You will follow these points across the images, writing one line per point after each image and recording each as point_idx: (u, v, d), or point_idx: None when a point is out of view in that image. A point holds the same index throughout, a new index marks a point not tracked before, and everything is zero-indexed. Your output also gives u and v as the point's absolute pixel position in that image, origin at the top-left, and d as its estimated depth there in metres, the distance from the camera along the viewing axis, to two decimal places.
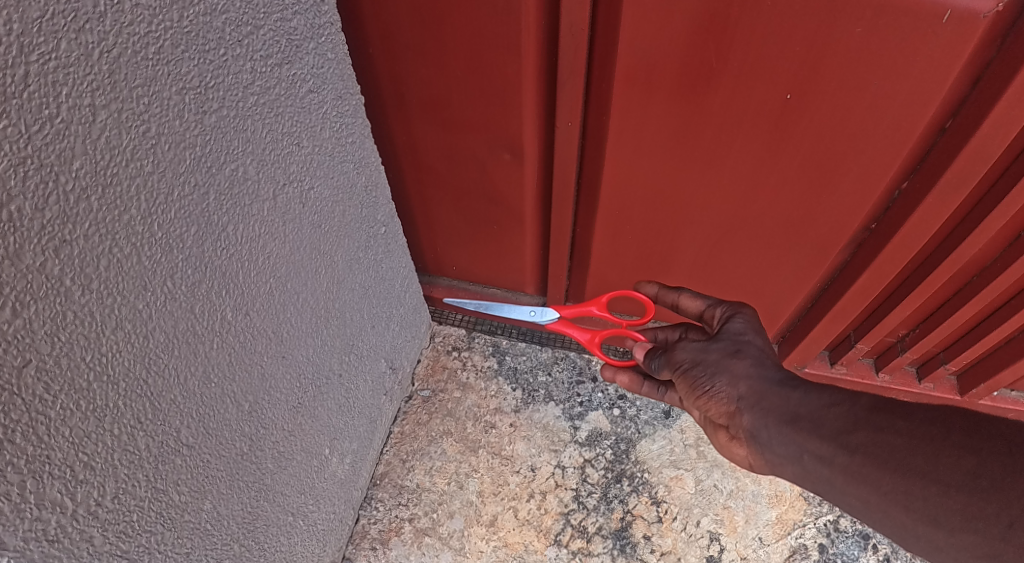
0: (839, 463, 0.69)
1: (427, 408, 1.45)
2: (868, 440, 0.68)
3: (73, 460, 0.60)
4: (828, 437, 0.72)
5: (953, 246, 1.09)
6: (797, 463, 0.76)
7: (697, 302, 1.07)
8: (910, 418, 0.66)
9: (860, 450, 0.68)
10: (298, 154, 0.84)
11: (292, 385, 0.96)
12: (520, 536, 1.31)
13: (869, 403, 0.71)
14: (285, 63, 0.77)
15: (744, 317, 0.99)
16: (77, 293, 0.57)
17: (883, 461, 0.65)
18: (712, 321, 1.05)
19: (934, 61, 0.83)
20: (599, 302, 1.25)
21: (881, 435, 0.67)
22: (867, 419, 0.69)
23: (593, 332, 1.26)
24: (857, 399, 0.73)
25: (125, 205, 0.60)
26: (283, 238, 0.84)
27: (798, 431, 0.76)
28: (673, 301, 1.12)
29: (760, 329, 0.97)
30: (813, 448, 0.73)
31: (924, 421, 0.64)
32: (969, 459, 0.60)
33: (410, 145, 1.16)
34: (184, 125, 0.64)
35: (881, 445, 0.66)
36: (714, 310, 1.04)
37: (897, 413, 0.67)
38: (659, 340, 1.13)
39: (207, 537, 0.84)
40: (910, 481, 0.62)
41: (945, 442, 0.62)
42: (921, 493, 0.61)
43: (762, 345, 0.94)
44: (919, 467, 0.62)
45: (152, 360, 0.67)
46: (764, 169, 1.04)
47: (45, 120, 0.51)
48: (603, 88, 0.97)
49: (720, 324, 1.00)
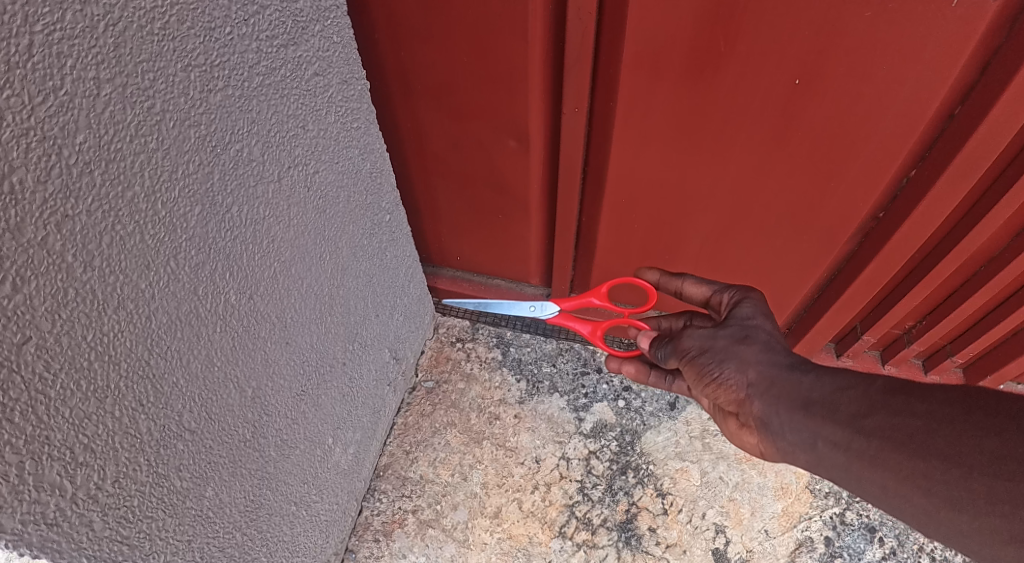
0: (854, 448, 0.68)
1: (431, 399, 1.44)
2: (884, 423, 0.67)
3: (73, 441, 0.59)
4: (843, 422, 0.71)
5: (962, 234, 1.08)
6: (810, 451, 0.75)
7: (702, 288, 1.07)
8: (929, 401, 0.65)
9: (876, 434, 0.67)
10: (304, 137, 0.83)
11: (295, 370, 0.95)
12: (524, 528, 1.29)
13: (883, 386, 0.70)
14: (291, 44, 0.77)
15: (751, 302, 0.98)
16: (79, 269, 0.56)
17: (901, 444, 0.64)
18: (720, 306, 1.04)
19: (944, 46, 0.82)
20: (600, 293, 1.24)
21: (898, 418, 0.66)
22: (883, 402, 0.68)
23: (595, 324, 1.25)
24: (871, 382, 0.72)
25: (129, 182, 0.59)
26: (289, 220, 0.84)
27: (811, 417, 0.75)
28: (677, 287, 1.12)
29: (768, 314, 0.97)
30: (827, 434, 0.72)
31: (943, 402, 0.63)
32: (993, 440, 0.58)
33: (415, 132, 1.15)
34: (189, 103, 0.64)
35: (898, 428, 0.65)
36: (721, 296, 1.04)
37: (915, 395, 0.66)
38: (663, 327, 1.16)
39: (209, 524, 0.83)
40: (931, 464, 0.62)
41: (966, 424, 0.61)
42: (942, 476, 0.61)
43: (771, 331, 0.93)
44: (939, 449, 0.61)
45: (154, 341, 0.66)
46: (772, 155, 1.03)
47: (50, 91, 0.50)
48: (610, 74, 0.97)
49: (728, 309, 1.00)
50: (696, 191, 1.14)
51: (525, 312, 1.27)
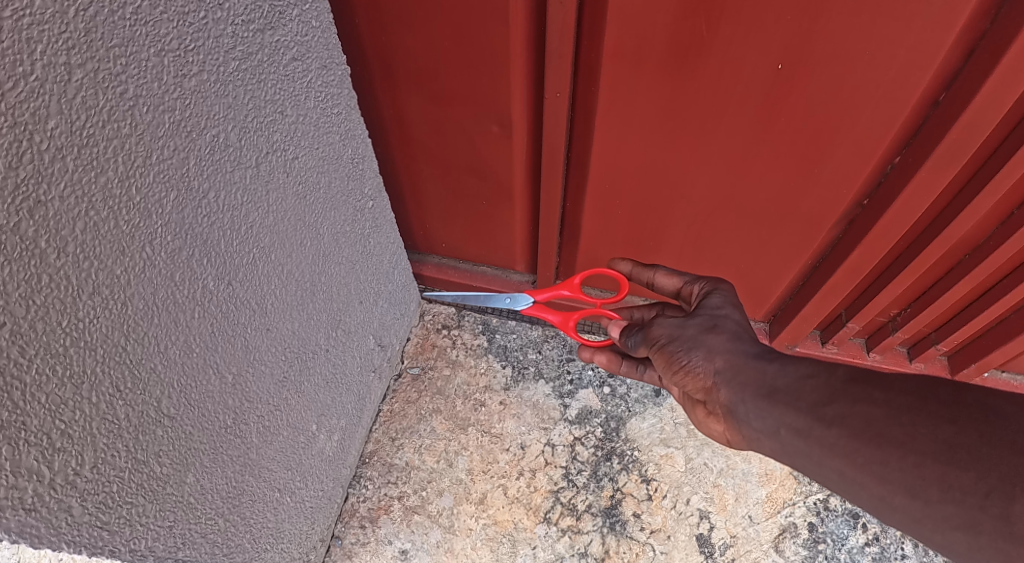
0: (814, 436, 0.69)
1: (416, 386, 1.44)
2: (845, 411, 0.68)
3: (50, 427, 0.59)
4: (805, 410, 0.72)
5: (947, 222, 1.08)
6: (773, 438, 0.76)
7: (674, 279, 1.09)
8: (888, 390, 0.65)
9: (836, 421, 0.68)
10: (282, 123, 0.83)
11: (277, 357, 0.95)
12: (509, 514, 1.30)
13: (845, 374, 0.71)
14: (268, 29, 0.76)
15: (721, 293, 0.99)
16: (52, 255, 0.55)
17: (859, 432, 0.65)
18: (691, 297, 1.06)
19: (927, 32, 0.82)
20: (572, 284, 1.24)
21: (858, 406, 0.67)
22: (843, 390, 0.70)
23: (567, 313, 1.26)
24: (833, 370, 0.73)
25: (101, 167, 0.58)
26: (267, 207, 0.83)
27: (775, 404, 0.76)
28: (648, 279, 1.14)
29: (737, 304, 0.98)
30: (790, 422, 0.73)
31: (902, 391, 0.64)
32: (947, 428, 0.59)
33: (398, 117, 1.15)
34: (163, 88, 0.63)
35: (857, 416, 0.66)
36: (692, 287, 1.05)
37: (874, 384, 0.67)
38: (635, 318, 1.17)
39: (191, 510, 0.83)
40: (886, 451, 0.62)
41: (922, 412, 0.62)
42: (898, 463, 0.61)
43: (739, 320, 0.94)
44: (896, 437, 0.62)
45: (131, 327, 0.66)
46: (756, 141, 1.03)
47: (20, 77, 0.50)
48: (592, 59, 0.96)
49: (699, 299, 1.02)
50: (681, 177, 1.14)
51: (500, 304, 1.27)
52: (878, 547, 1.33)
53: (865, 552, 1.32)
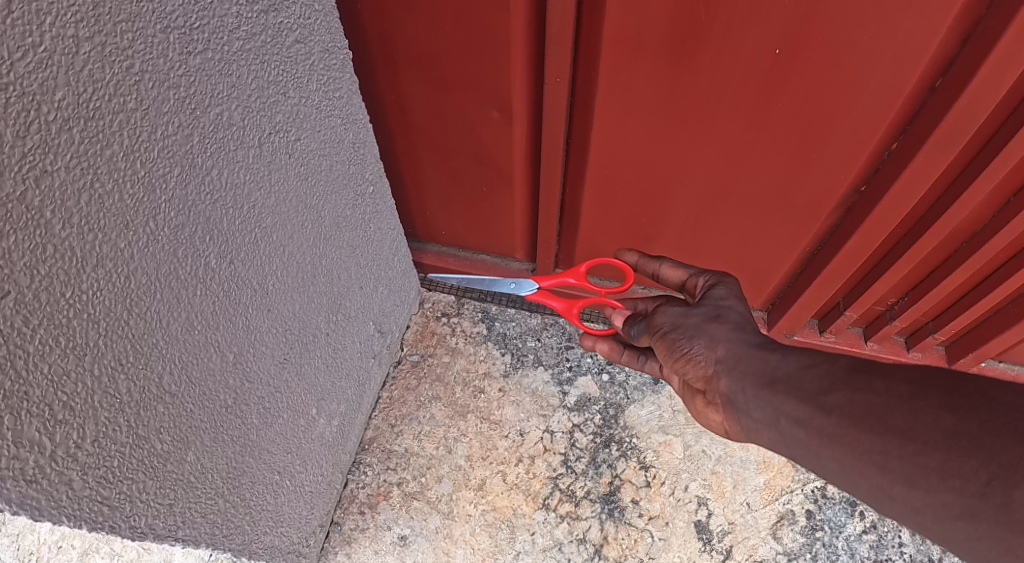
0: (814, 425, 0.70)
1: (416, 373, 1.45)
2: (845, 400, 0.68)
3: (51, 399, 0.59)
4: (805, 399, 0.72)
5: (943, 209, 1.09)
6: (773, 428, 0.77)
7: (679, 272, 1.09)
8: (888, 379, 0.66)
9: (836, 410, 0.68)
10: (285, 104, 0.84)
11: (278, 338, 0.95)
12: (508, 500, 1.31)
13: (846, 364, 0.72)
14: (271, 11, 0.77)
15: (725, 285, 1.00)
16: (57, 226, 0.56)
17: (859, 421, 0.65)
18: (694, 290, 1.06)
19: (924, 18, 0.83)
20: (577, 272, 1.25)
21: (858, 395, 0.67)
22: (845, 379, 0.70)
23: (570, 301, 1.26)
24: (834, 359, 0.74)
25: (107, 140, 0.59)
26: (269, 186, 0.84)
27: (774, 394, 0.77)
28: (653, 271, 1.14)
29: (741, 296, 0.98)
30: (790, 411, 0.74)
31: (903, 380, 0.65)
32: (948, 417, 0.60)
33: (399, 103, 1.15)
34: (168, 64, 0.64)
35: (857, 405, 0.67)
36: (697, 280, 1.06)
37: (875, 373, 0.68)
38: (639, 310, 1.10)
39: (190, 489, 0.83)
40: (886, 440, 0.62)
41: (923, 401, 0.62)
42: (897, 452, 0.61)
43: (742, 312, 0.95)
44: (897, 426, 0.62)
45: (134, 301, 0.66)
46: (754, 127, 1.04)
47: (28, 48, 0.50)
48: (592, 43, 0.97)
49: (702, 292, 1.02)
50: (679, 164, 1.14)
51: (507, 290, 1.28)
52: (875, 534, 1.33)
53: (863, 540, 1.33)
